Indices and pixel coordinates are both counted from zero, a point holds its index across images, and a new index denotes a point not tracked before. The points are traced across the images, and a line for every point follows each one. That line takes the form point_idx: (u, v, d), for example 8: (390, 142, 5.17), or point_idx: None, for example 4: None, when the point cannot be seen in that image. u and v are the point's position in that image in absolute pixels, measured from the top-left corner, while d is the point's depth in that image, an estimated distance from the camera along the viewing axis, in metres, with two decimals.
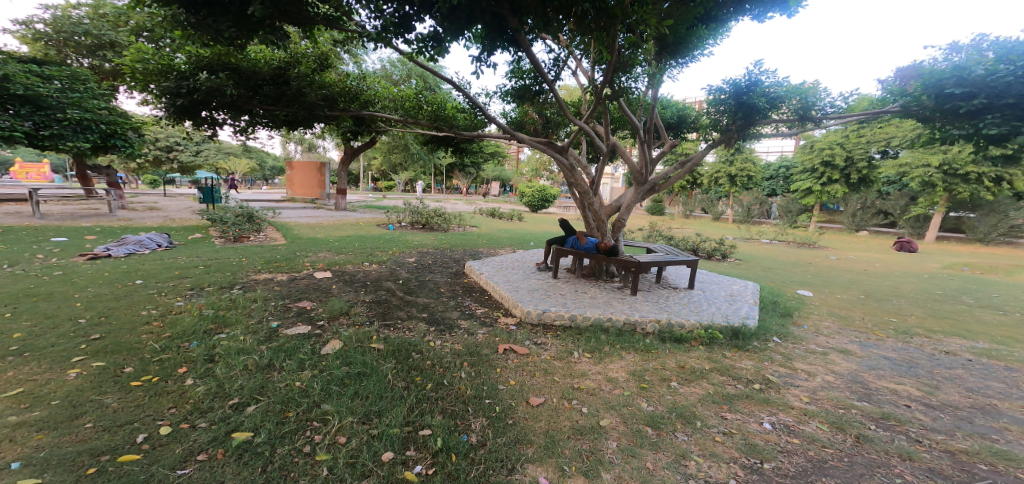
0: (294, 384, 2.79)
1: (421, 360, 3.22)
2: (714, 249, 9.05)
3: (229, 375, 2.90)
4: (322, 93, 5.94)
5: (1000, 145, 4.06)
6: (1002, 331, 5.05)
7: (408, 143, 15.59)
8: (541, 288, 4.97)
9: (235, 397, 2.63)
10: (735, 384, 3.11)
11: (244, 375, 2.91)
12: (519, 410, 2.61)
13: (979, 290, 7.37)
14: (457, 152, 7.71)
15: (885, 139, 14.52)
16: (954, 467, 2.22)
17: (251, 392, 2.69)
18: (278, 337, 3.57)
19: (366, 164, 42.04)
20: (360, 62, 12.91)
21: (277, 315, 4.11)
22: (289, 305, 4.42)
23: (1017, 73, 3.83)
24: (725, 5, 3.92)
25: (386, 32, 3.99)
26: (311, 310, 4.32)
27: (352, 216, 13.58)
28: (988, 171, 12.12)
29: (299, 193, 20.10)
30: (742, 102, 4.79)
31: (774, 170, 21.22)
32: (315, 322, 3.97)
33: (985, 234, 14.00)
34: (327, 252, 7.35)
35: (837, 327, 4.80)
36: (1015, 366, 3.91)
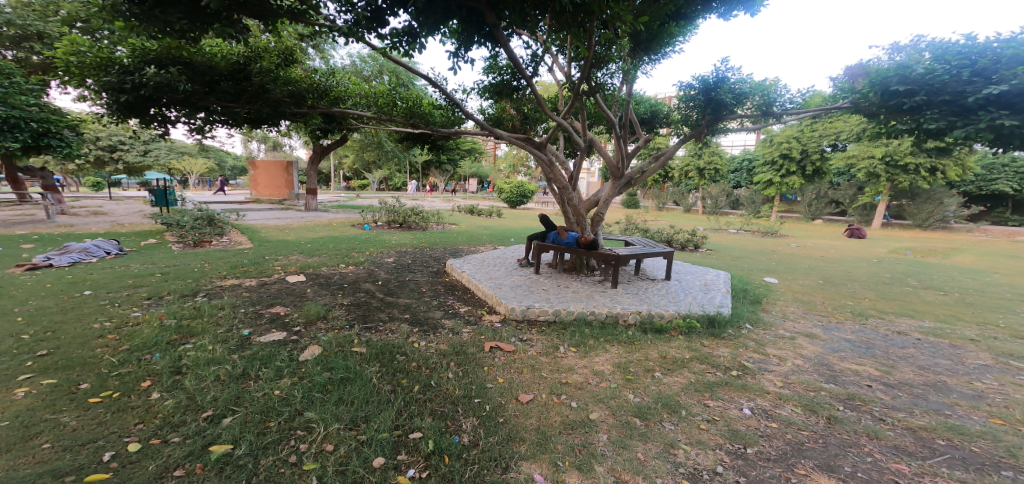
0: (272, 393, 2.68)
1: (407, 362, 3.16)
2: (687, 240, 9.37)
3: (199, 387, 2.74)
4: (288, 90, 5.71)
5: (939, 139, 4.38)
6: (943, 310, 5.50)
7: (380, 140, 15.25)
8: (523, 284, 4.98)
9: (209, 410, 2.50)
10: (715, 372, 3.23)
11: (215, 386, 2.76)
12: (509, 408, 2.61)
13: (922, 273, 8.00)
14: (434, 149, 7.61)
15: (835, 133, 15.45)
16: (916, 444, 2.40)
17: (226, 403, 2.56)
18: (251, 345, 3.42)
19: (336, 163, 40.87)
20: (328, 58, 12.52)
21: (248, 322, 3.92)
22: (261, 312, 4.23)
23: (951, 72, 4.16)
24: (694, 2, 3.98)
25: (358, 27, 3.85)
26: (285, 315, 4.16)
27: (323, 217, 13.15)
28: (924, 162, 13.19)
29: (265, 194, 19.17)
30: (710, 98, 4.96)
31: (739, 163, 22.16)
32: (291, 328, 3.82)
33: (923, 220, 15.17)
34: (299, 255, 7.08)
35: (802, 312, 5.09)
36: (958, 343, 4.27)
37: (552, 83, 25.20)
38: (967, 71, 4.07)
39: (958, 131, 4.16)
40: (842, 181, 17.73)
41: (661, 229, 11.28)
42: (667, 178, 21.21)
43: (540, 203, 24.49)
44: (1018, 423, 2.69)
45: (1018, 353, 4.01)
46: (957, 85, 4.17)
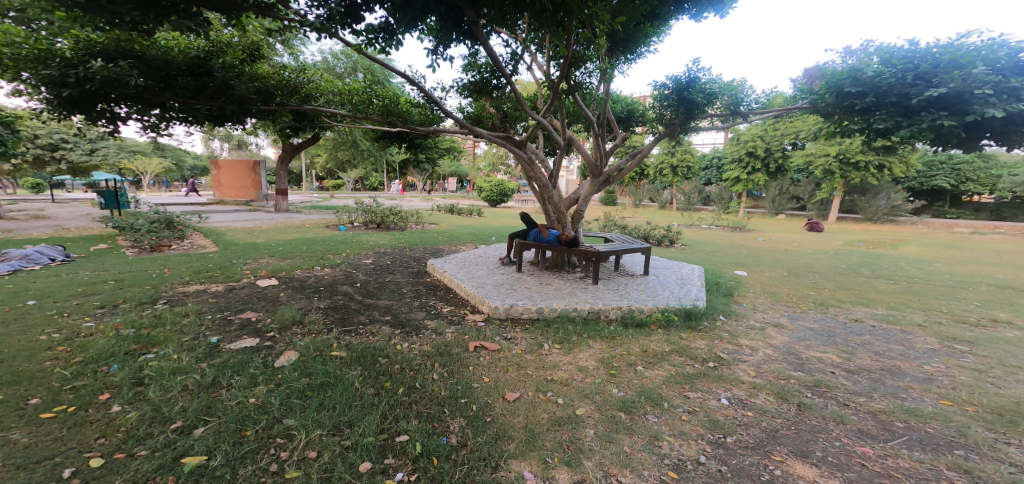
0: (247, 401, 2.57)
1: (390, 365, 3.12)
2: (662, 236, 9.64)
3: (165, 398, 2.60)
4: (255, 86, 5.41)
5: (887, 138, 4.68)
6: (894, 298, 5.91)
7: (355, 139, 14.88)
8: (506, 283, 4.99)
9: (178, 421, 2.38)
10: (693, 363, 3.35)
11: (184, 396, 2.63)
12: (496, 407, 2.62)
13: (874, 263, 8.55)
14: (412, 148, 7.49)
15: (795, 132, 16.25)
16: (877, 427, 2.57)
17: (197, 413, 2.44)
18: (220, 353, 3.26)
19: (307, 163, 39.58)
20: (297, 54, 12.06)
21: (216, 330, 3.74)
22: (230, 318, 4.04)
23: (897, 75, 4.45)
24: (667, 3, 4.08)
25: (332, 22, 3.75)
26: (257, 321, 4.00)
27: (295, 218, 12.72)
28: (873, 160, 14.10)
29: (231, 195, 18.22)
30: (683, 97, 5.12)
31: (709, 161, 22.95)
32: (263, 334, 3.68)
33: (874, 213, 16.14)
34: (270, 258, 6.81)
35: (770, 303, 5.34)
36: (907, 328, 4.60)
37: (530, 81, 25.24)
38: (911, 74, 4.36)
39: (904, 130, 4.47)
40: (801, 178, 18.68)
41: (639, 225, 11.55)
42: (643, 175, 21.70)
43: (519, 201, 24.58)
44: (965, 403, 2.93)
45: (961, 336, 4.35)
46: (902, 87, 4.48)
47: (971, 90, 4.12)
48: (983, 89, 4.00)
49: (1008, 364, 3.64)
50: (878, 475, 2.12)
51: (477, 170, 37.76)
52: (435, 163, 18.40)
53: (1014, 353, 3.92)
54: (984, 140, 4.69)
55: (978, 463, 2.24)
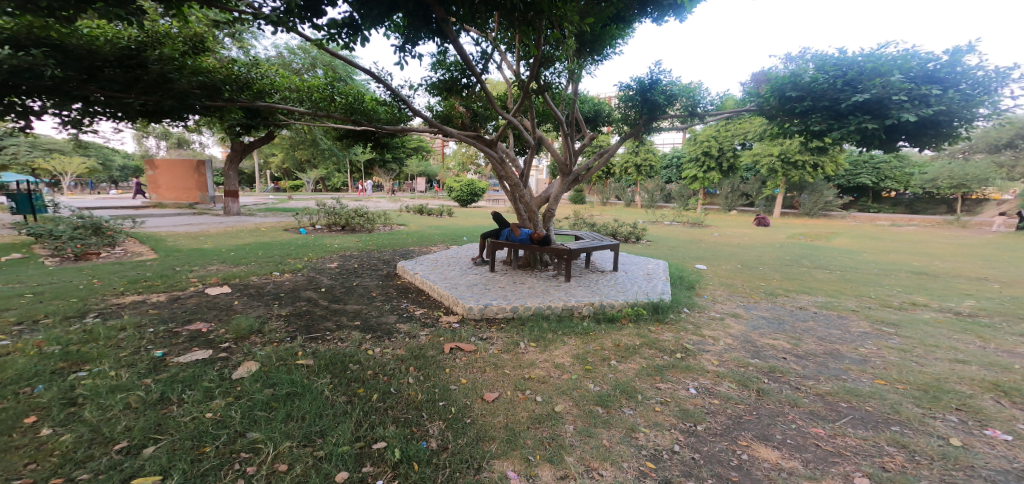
0: (204, 416, 2.39)
1: (361, 371, 3.01)
2: (629, 233, 9.96)
3: (104, 418, 2.36)
4: (198, 80, 5.01)
5: (823, 139, 5.10)
6: (833, 286, 6.46)
7: (315, 138, 14.22)
8: (479, 283, 4.96)
9: (123, 441, 2.17)
10: (662, 355, 3.49)
11: (127, 414, 2.40)
12: (475, 408, 2.61)
13: (815, 254, 9.30)
14: (377, 147, 7.27)
15: (744, 133, 17.33)
16: (826, 408, 2.79)
17: (144, 431, 2.23)
18: (168, 367, 3.01)
19: (260, 163, 37.40)
20: (248, 48, 11.35)
21: (161, 343, 3.44)
22: (177, 330, 3.72)
23: (830, 81, 4.84)
24: (632, 7, 4.19)
25: (290, 16, 3.64)
26: (209, 332, 3.72)
27: (248, 221, 11.97)
28: (810, 159, 15.34)
29: (171, 197, 16.83)
30: (646, 98, 5.30)
31: (669, 160, 23.96)
32: (218, 345, 3.43)
33: (810, 209, 17.63)
34: (222, 265, 6.36)
35: (727, 294, 5.67)
36: (844, 313, 5.05)
37: (496, 81, 25.21)
38: (841, 81, 4.77)
39: (836, 132, 4.89)
40: (749, 177, 19.96)
41: (606, 223, 11.87)
42: (609, 174, 22.33)
43: (491, 201, 24.49)
44: (896, 381, 3.24)
45: (888, 319, 4.84)
46: (834, 93, 4.89)
47: (891, 97, 4.58)
48: (901, 96, 4.45)
49: (928, 343, 4.07)
50: (830, 454, 2.29)
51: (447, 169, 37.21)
52: (401, 163, 17.97)
53: (932, 332, 4.40)
54: (901, 141, 5.21)
55: (911, 438, 2.48)
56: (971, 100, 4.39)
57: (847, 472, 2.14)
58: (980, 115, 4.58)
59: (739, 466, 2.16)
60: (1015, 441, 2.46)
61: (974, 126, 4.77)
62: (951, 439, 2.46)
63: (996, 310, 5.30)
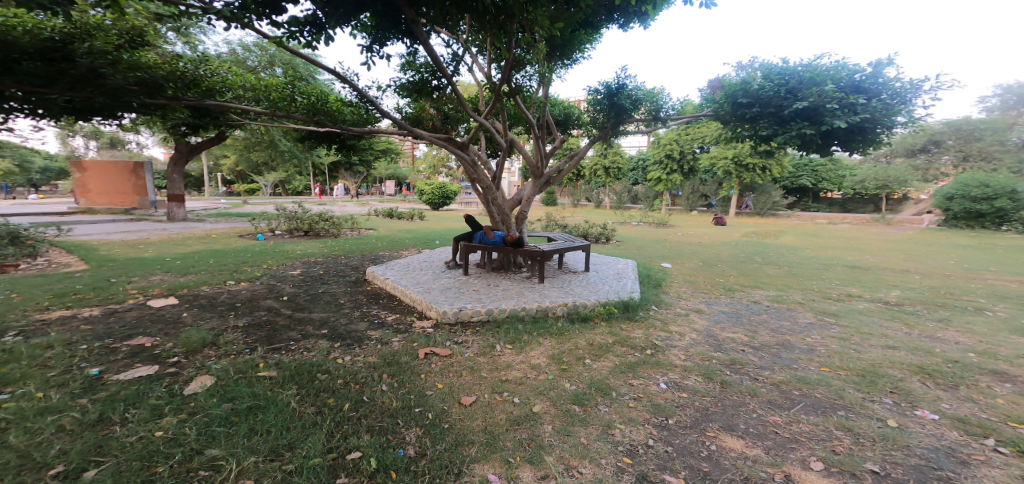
0: (154, 435, 2.20)
1: (331, 381, 2.89)
2: (599, 234, 10.20)
3: (33, 442, 2.12)
4: (135, 76, 4.64)
5: (770, 142, 5.47)
6: (783, 280, 6.91)
7: (274, 139, 13.55)
8: (453, 286, 4.90)
9: (58, 465, 1.96)
10: (634, 352, 3.59)
11: (61, 438, 2.17)
12: (453, 413, 2.57)
13: (768, 251, 9.92)
14: (343, 149, 7.02)
15: (702, 137, 18.21)
16: (781, 396, 2.97)
17: (83, 454, 2.03)
18: (107, 385, 2.75)
19: (211, 165, 35.15)
20: (196, 44, 10.67)
21: (96, 361, 3.14)
22: (116, 346, 3.41)
23: (774, 89, 5.19)
24: (599, 13, 4.31)
25: (246, 11, 3.48)
26: (154, 346, 3.44)
27: (197, 227, 11.19)
28: (760, 162, 16.37)
29: (104, 203, 15.39)
30: (613, 102, 5.45)
31: (635, 163, 24.75)
32: (165, 360, 3.18)
33: (760, 208, 19.05)
34: (166, 275, 5.89)
35: (690, 291, 5.92)
36: (792, 306, 5.41)
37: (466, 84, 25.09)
38: (784, 89, 5.12)
39: (779, 137, 5.26)
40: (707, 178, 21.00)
41: (577, 224, 12.10)
42: (580, 176, 22.81)
43: (461, 203, 24.28)
44: (839, 368, 3.50)
45: (829, 310, 5.24)
46: (778, 100, 5.24)
47: (824, 104, 4.97)
48: (833, 104, 4.83)
49: (863, 331, 4.44)
50: (788, 440, 2.43)
51: (415, 172, 36.51)
52: (368, 166, 17.48)
53: (867, 321, 4.81)
54: (836, 146, 5.67)
55: (855, 421, 2.68)
56: (891, 108, 4.84)
57: (804, 457, 2.28)
58: (898, 123, 5.07)
59: (709, 457, 2.25)
60: (941, 419, 2.72)
61: (893, 133, 5.27)
62: (888, 421, 2.68)
63: (918, 298, 5.87)
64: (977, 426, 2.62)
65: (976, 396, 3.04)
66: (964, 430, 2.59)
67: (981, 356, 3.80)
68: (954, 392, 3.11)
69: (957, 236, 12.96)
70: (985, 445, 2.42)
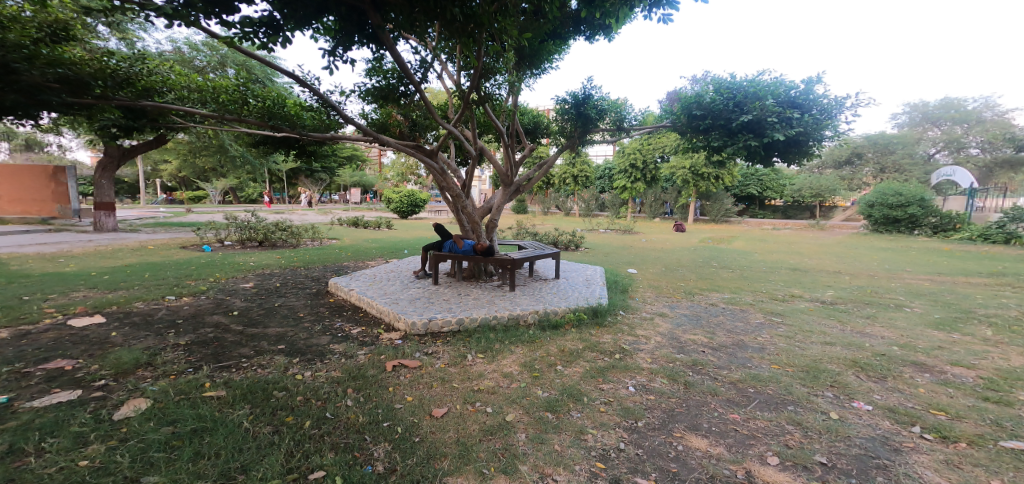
0: (80, 465, 1.97)
1: (289, 398, 2.72)
2: (568, 241, 10.37)
3: None
4: (56, 73, 4.19)
5: (721, 153, 5.79)
6: (737, 283, 7.30)
7: (223, 144, 12.75)
8: (422, 296, 4.78)
9: None
10: (603, 357, 3.64)
11: None
12: (423, 426, 2.48)
13: (724, 255, 10.49)
14: (303, 155, 6.74)
15: (661, 147, 19.03)
16: (738, 395, 3.11)
17: None
18: (18, 414, 2.43)
19: (153, 171, 32.64)
20: (133, 41, 9.91)
21: (4, 388, 2.77)
22: (29, 371, 3.04)
23: (724, 102, 5.51)
24: (566, 24, 4.42)
25: (192, 8, 3.28)
26: (77, 369, 3.09)
27: (133, 238, 10.29)
28: (714, 171, 17.32)
29: (16, 211, 13.75)
30: (580, 112, 5.59)
31: (602, 171, 25.45)
32: (91, 383, 2.86)
33: (716, 215, 19.99)
34: (92, 291, 5.33)
35: (654, 295, 6.12)
36: (745, 307, 5.71)
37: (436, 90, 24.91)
38: (733, 102, 5.44)
39: (728, 148, 5.59)
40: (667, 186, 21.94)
41: (546, 232, 12.24)
42: (549, 184, 23.22)
43: (430, 212, 23.95)
44: (787, 365, 3.72)
45: (776, 310, 5.58)
46: (727, 113, 5.57)
47: (766, 118, 5.34)
48: (773, 118, 5.20)
49: (806, 329, 4.76)
50: (747, 437, 2.54)
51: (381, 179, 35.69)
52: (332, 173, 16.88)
53: (808, 319, 5.16)
54: (777, 158, 6.10)
55: (803, 415, 2.85)
56: (820, 123, 5.27)
57: (762, 452, 2.38)
58: (826, 136, 5.52)
59: (676, 457, 2.30)
60: (875, 409, 2.94)
61: (822, 145, 5.74)
62: (831, 413, 2.87)
63: (850, 297, 6.39)
64: (905, 414, 2.85)
65: (902, 386, 3.32)
66: (895, 419, 2.81)
67: (904, 348, 4.17)
68: (885, 383, 3.38)
69: (883, 240, 14.26)
70: (913, 432, 2.64)
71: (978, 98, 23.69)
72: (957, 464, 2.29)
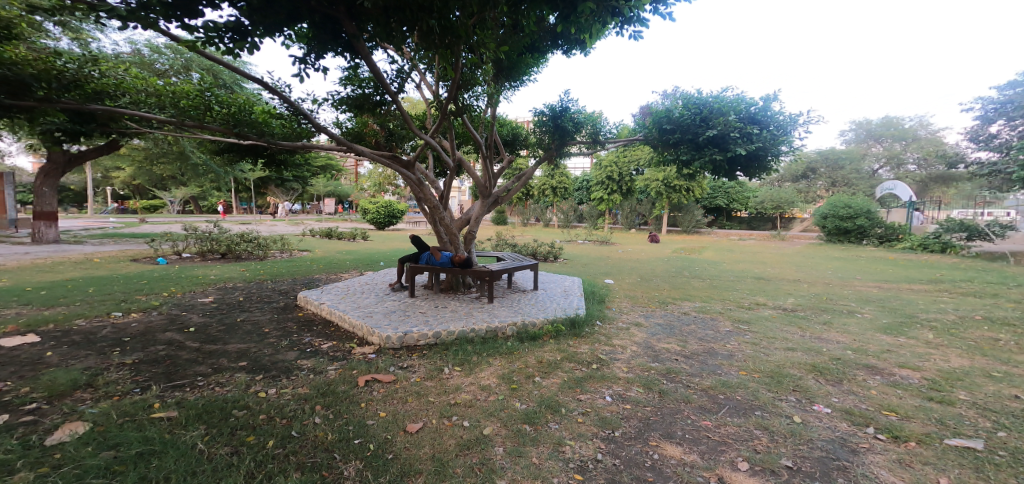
0: None
1: (250, 417, 2.54)
2: (547, 252, 10.42)
3: None
4: None
5: (689, 166, 6.00)
6: (707, 292, 7.52)
7: (186, 151, 12.12)
8: (398, 309, 4.65)
9: None
10: (581, 367, 3.63)
11: None
12: (397, 442, 2.37)
13: (695, 266, 10.82)
14: (271, 164, 6.48)
15: (636, 160, 19.60)
16: (709, 401, 3.16)
17: None
18: None
19: (105, 178, 30.67)
20: (87, 41, 9.34)
21: None
22: None
23: (691, 117, 5.73)
24: (545, 39, 4.47)
25: (148, 10, 3.11)
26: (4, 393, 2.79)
27: (79, 251, 9.56)
28: (686, 184, 17.94)
29: None
30: (557, 125, 5.67)
31: (579, 183, 25.89)
32: (19, 407, 2.58)
33: (688, 226, 20.68)
34: (26, 308, 4.87)
35: (630, 305, 6.21)
36: (715, 315, 5.87)
37: (414, 100, 24.70)
38: (699, 117, 5.66)
39: (696, 162, 5.80)
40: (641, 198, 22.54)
41: (525, 243, 12.25)
42: (529, 195, 23.42)
43: (407, 223, 23.58)
44: (753, 370, 3.82)
45: (743, 318, 5.77)
46: (694, 127, 5.79)
47: (728, 133, 5.59)
48: (735, 133, 5.46)
49: (770, 335, 4.94)
50: (718, 443, 2.57)
51: (357, 189, 34.90)
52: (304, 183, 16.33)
53: (772, 326, 5.36)
54: (739, 172, 6.37)
55: (770, 419, 2.91)
56: (776, 138, 5.56)
57: (732, 458, 2.41)
58: (782, 151, 5.81)
59: (652, 466, 2.29)
60: (833, 412, 3.05)
61: (779, 161, 6.06)
62: (794, 417, 2.95)
63: (809, 304, 6.70)
64: (860, 416, 2.97)
65: (856, 389, 3.48)
66: (851, 420, 2.92)
67: (857, 352, 4.39)
68: (841, 386, 3.53)
69: (838, 249, 15.12)
70: (868, 433, 2.74)
71: (914, 117, 25.77)
72: (908, 463, 2.39)
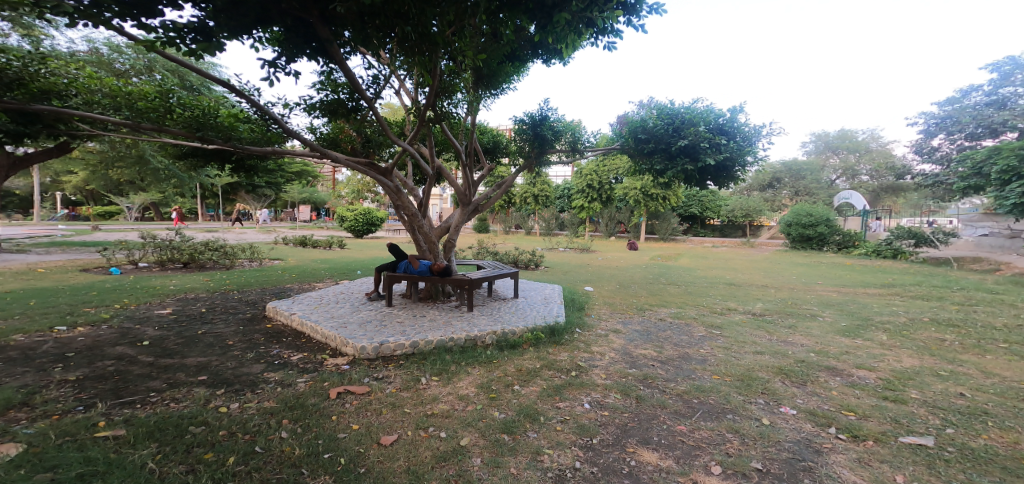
0: None
1: (209, 434, 2.38)
2: (529, 260, 10.40)
3: None
4: None
5: (662, 175, 6.13)
6: (682, 298, 7.66)
7: (147, 155, 11.51)
8: (374, 319, 4.51)
9: None
10: (560, 375, 3.60)
11: None
12: (370, 455, 2.27)
13: (672, 272, 11.04)
14: (239, 169, 6.22)
15: (614, 169, 20.00)
16: (684, 406, 3.19)
17: None
18: None
19: (56, 183, 28.79)
20: (40, 38, 8.79)
21: None
22: None
23: (665, 127, 5.87)
24: (524, 48, 4.50)
25: (102, 7, 2.94)
26: None
27: (22, 260, 8.87)
28: (662, 193, 18.40)
29: None
30: (537, 133, 5.71)
31: (559, 192, 26.16)
32: None
33: (664, 234, 21.21)
34: None
35: (609, 312, 6.25)
36: (690, 321, 5.98)
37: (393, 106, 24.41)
38: (671, 127, 5.80)
39: (669, 171, 5.94)
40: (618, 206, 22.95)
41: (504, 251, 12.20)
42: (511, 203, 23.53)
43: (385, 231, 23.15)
44: (725, 374, 3.89)
45: (716, 323, 5.90)
46: (667, 137, 5.93)
47: (699, 143, 5.74)
48: (705, 144, 5.62)
49: (741, 340, 5.06)
50: (692, 447, 2.58)
51: (332, 196, 34.08)
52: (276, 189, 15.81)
53: (742, 331, 5.50)
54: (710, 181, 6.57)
55: (741, 422, 2.96)
56: (743, 149, 5.77)
57: (706, 462, 2.42)
58: (748, 162, 6.04)
59: (629, 473, 2.27)
60: (799, 413, 3.13)
61: (746, 171, 6.28)
62: (764, 419, 3.00)
63: (776, 309, 6.93)
64: (824, 416, 3.06)
65: (820, 390, 3.59)
66: (816, 421, 3.01)
67: (820, 354, 4.55)
68: (806, 387, 3.64)
69: (802, 256, 15.78)
70: (831, 433, 2.82)
71: (867, 130, 27.38)
72: (868, 461, 2.46)
